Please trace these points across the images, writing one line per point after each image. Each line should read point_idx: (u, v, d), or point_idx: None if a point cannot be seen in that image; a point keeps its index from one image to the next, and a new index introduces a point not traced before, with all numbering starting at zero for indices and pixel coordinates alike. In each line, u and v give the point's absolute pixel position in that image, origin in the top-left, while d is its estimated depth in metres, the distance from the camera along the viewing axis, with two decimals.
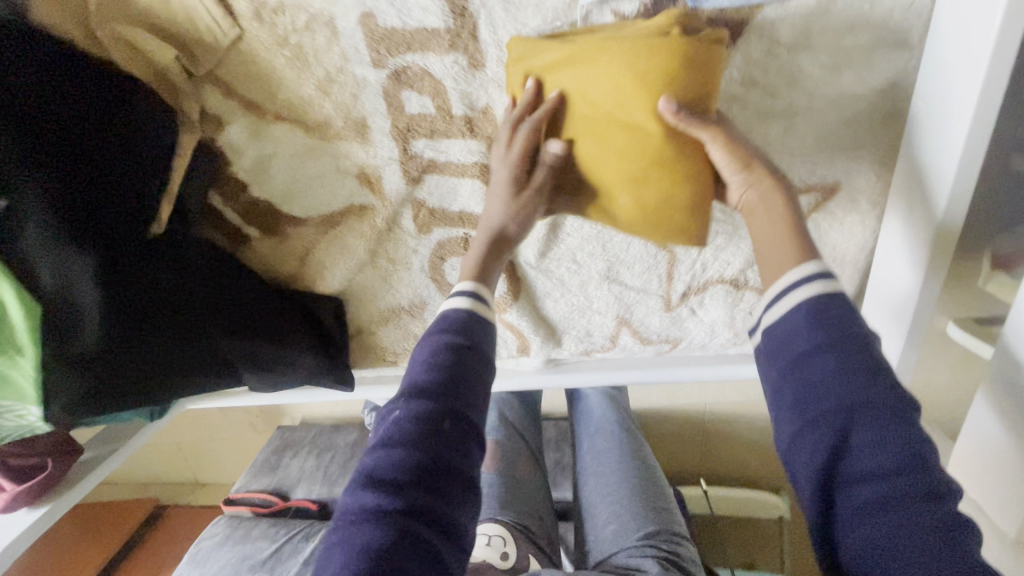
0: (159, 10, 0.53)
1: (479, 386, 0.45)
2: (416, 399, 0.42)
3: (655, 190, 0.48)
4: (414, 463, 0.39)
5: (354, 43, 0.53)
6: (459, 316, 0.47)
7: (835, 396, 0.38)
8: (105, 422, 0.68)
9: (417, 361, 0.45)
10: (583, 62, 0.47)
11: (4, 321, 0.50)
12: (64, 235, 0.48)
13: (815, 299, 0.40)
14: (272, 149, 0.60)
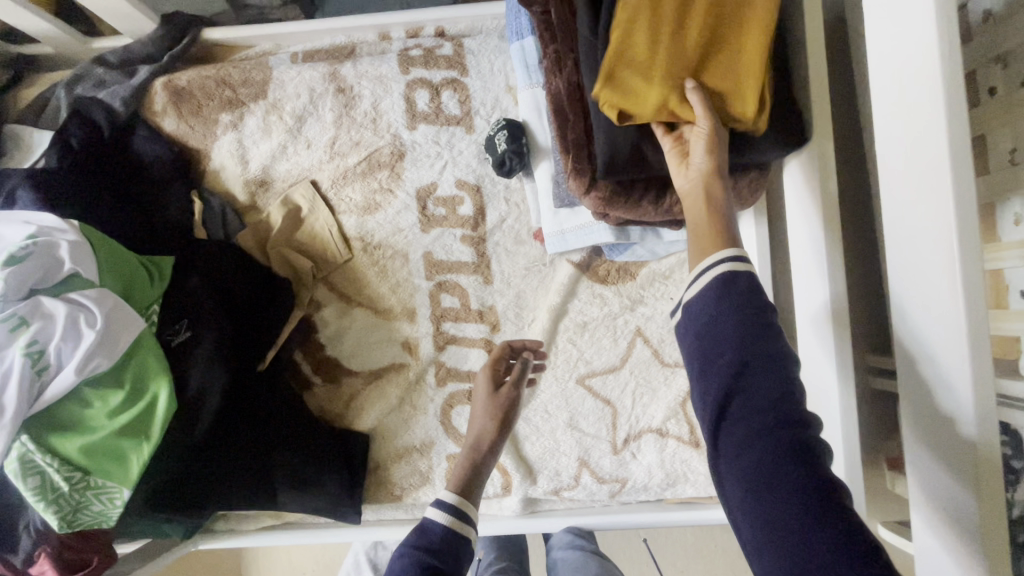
0: (307, 242, 0.92)
1: None
2: None
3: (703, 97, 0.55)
4: None
5: (418, 266, 0.91)
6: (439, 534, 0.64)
7: (729, 352, 0.44)
8: (146, 530, 0.81)
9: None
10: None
11: (150, 412, 0.72)
12: (217, 356, 0.78)
13: (726, 275, 0.46)
14: (349, 322, 0.91)
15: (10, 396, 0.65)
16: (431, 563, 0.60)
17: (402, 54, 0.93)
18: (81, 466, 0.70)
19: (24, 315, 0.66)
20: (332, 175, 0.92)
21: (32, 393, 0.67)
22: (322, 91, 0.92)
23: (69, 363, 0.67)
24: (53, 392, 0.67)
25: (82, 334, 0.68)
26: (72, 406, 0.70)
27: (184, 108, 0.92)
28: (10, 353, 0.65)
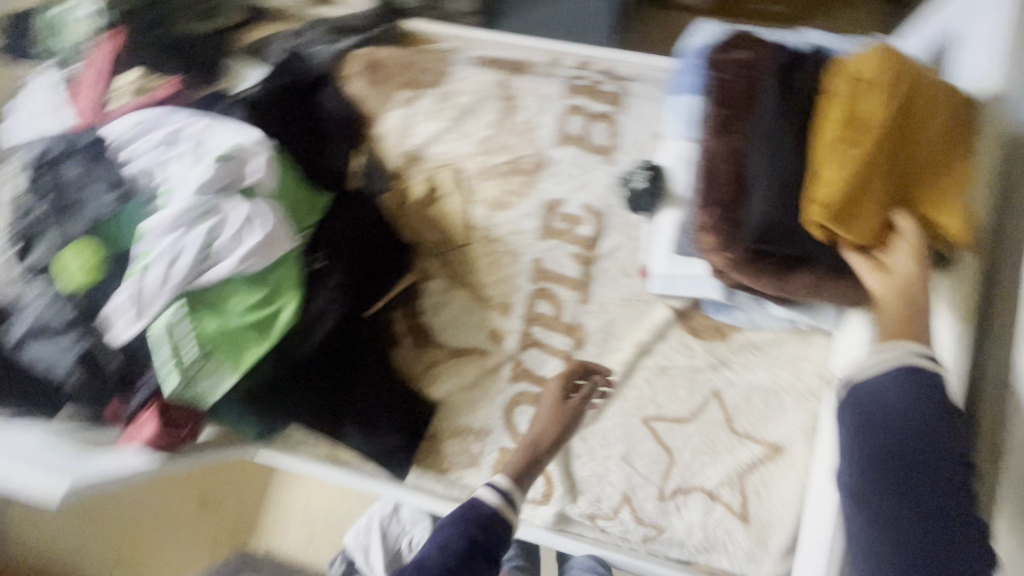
0: (436, 217, 1.00)
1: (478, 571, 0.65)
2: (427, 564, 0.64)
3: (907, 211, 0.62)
4: None
5: (525, 268, 0.98)
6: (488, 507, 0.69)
7: (898, 437, 0.51)
8: (227, 422, 0.89)
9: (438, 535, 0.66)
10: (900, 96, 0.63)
11: (276, 317, 0.82)
12: (341, 291, 0.88)
13: (902, 369, 0.52)
14: (449, 299, 0.98)
15: (181, 269, 0.78)
16: (474, 536, 0.66)
17: (569, 81, 1.02)
18: (206, 346, 0.79)
19: (211, 208, 0.80)
20: (476, 166, 1.01)
21: (195, 273, 0.79)
22: (490, 93, 1.02)
23: (229, 258, 0.79)
24: (209, 277, 0.79)
25: (246, 237, 0.80)
26: (216, 294, 0.81)
27: (371, 78, 1.05)
28: (191, 236, 0.78)
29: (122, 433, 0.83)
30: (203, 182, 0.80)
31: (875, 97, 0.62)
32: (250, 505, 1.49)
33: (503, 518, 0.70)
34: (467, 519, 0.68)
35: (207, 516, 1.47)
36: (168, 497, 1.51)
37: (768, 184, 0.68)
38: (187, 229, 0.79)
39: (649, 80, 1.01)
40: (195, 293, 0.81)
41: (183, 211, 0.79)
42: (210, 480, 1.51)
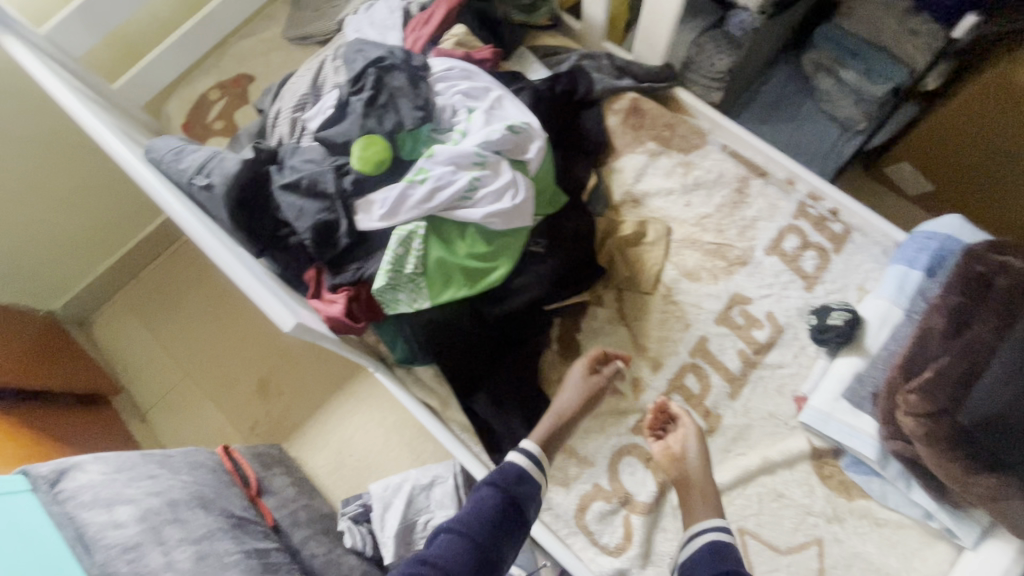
0: (633, 256, 1.07)
1: (514, 523, 0.74)
2: (472, 514, 0.74)
3: None
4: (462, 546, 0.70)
5: (691, 339, 1.02)
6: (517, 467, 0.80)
7: None
8: (387, 335, 0.97)
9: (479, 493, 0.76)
10: None
11: (485, 275, 0.89)
12: (542, 281, 0.92)
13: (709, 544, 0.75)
14: (610, 331, 1.04)
15: (441, 198, 0.87)
16: (509, 495, 0.76)
17: (800, 204, 1.09)
18: (423, 267, 0.87)
19: (488, 164, 0.88)
20: (686, 233, 1.08)
21: (449, 206, 0.88)
22: (727, 181, 1.10)
23: (479, 209, 0.87)
24: (458, 216, 0.88)
25: (502, 200, 0.88)
26: (453, 230, 0.89)
27: (632, 118, 1.15)
28: (463, 176, 0.87)
29: (313, 297, 0.92)
30: (493, 141, 0.89)
31: None
32: (302, 410, 1.56)
33: (528, 478, 0.80)
34: (491, 484, 0.78)
35: (263, 401, 1.58)
36: (242, 366, 1.62)
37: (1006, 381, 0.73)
38: (463, 169, 0.88)
39: (874, 236, 1.06)
40: (439, 220, 0.89)
41: (466, 155, 0.88)
42: (280, 371, 1.60)
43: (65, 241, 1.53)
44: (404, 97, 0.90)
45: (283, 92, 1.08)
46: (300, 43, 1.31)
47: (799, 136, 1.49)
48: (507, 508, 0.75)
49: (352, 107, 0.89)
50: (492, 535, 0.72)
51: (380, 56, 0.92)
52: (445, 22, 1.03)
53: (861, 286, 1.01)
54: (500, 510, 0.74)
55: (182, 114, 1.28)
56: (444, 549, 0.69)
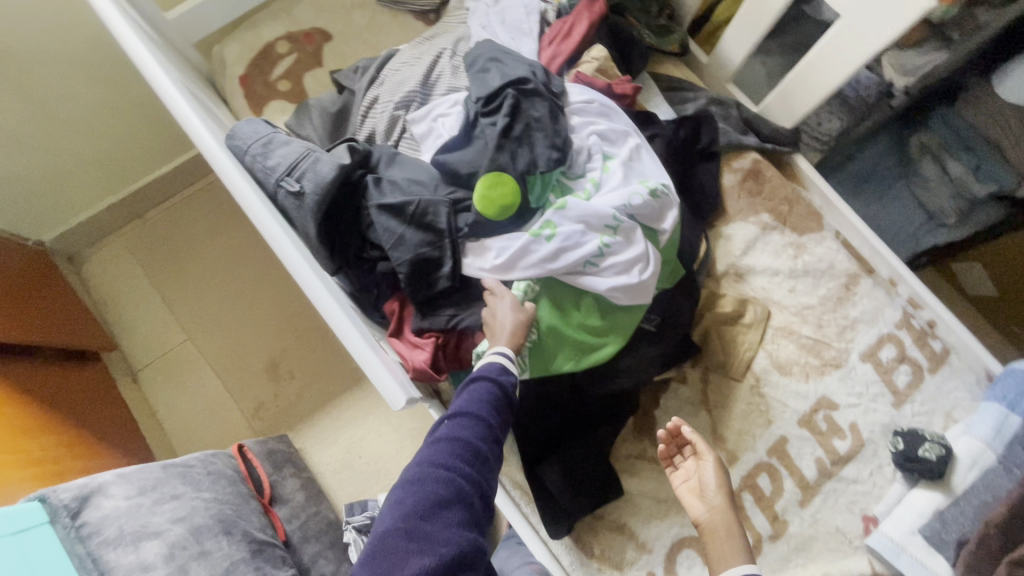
0: (726, 337, 1.00)
1: (507, 417, 0.68)
2: (476, 416, 0.64)
3: None
4: (478, 448, 0.62)
5: (770, 436, 0.97)
6: (504, 362, 0.70)
7: None
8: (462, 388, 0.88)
9: (475, 393, 0.67)
10: None
11: (596, 348, 0.79)
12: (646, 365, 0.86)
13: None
14: (688, 412, 0.98)
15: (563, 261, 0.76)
16: (503, 391, 0.68)
17: (903, 312, 1.04)
18: (534, 336, 0.77)
19: (622, 229, 0.77)
20: (785, 321, 1.01)
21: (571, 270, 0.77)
22: (836, 272, 1.03)
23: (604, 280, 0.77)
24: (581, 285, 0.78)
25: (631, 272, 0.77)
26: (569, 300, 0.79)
27: (750, 182, 1.05)
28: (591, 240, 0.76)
29: (395, 338, 0.82)
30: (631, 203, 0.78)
31: None
32: (314, 400, 1.46)
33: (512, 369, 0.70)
34: (480, 376, 0.69)
35: (271, 382, 1.46)
36: (253, 338, 1.49)
37: None
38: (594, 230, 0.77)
39: (968, 364, 1.03)
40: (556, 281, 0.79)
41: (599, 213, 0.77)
42: (296, 351, 1.48)
43: (73, 167, 1.34)
44: (542, 129, 0.77)
45: (381, 78, 0.93)
46: (391, 7, 1.14)
47: (883, 216, 1.43)
48: (501, 400, 0.68)
49: (483, 133, 0.78)
50: (497, 427, 0.65)
51: (522, 78, 0.79)
52: (585, 40, 0.90)
53: (949, 413, 0.98)
54: (495, 401, 0.67)
55: (242, 63, 1.10)
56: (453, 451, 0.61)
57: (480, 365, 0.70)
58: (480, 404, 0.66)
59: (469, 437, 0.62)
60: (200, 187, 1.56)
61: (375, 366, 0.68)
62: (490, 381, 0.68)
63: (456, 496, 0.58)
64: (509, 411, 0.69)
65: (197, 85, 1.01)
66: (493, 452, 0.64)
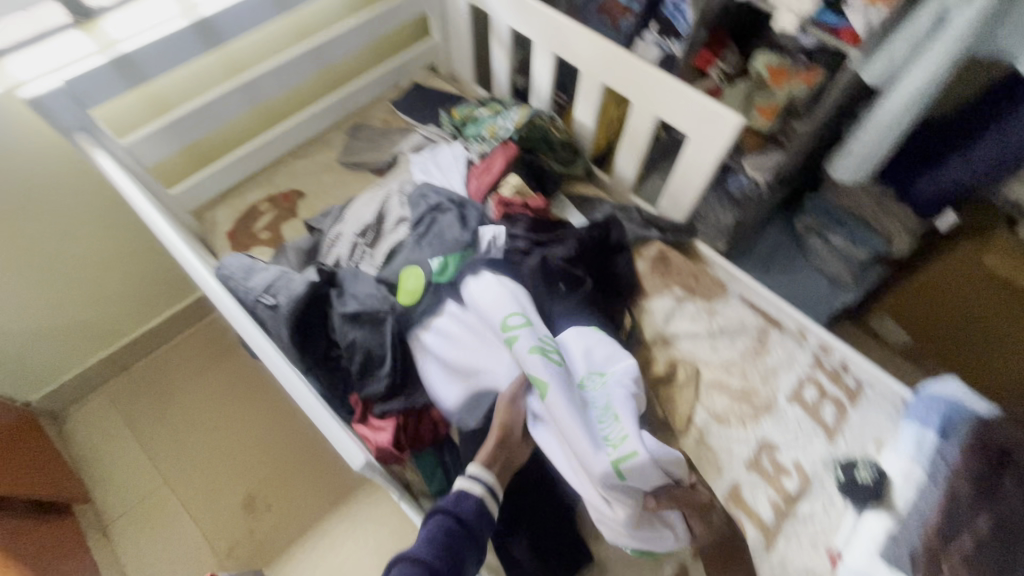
0: (665, 398, 1.11)
1: (461, 553, 0.72)
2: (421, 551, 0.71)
3: None
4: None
5: (722, 484, 1.03)
6: (461, 496, 0.77)
7: None
8: (428, 469, 0.94)
9: (427, 528, 0.74)
10: None
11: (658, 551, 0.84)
12: None
13: None
14: None
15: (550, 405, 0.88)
16: (456, 525, 0.74)
17: (814, 356, 1.18)
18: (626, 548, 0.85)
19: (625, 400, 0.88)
20: (714, 376, 1.14)
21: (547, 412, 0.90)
22: (748, 329, 1.19)
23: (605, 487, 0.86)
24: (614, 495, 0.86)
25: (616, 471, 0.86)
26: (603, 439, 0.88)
27: (659, 265, 1.26)
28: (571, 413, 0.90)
29: (361, 424, 0.91)
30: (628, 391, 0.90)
31: None
32: (291, 532, 1.44)
33: (484, 499, 0.78)
34: (438, 509, 0.76)
35: (248, 519, 1.45)
36: (232, 475, 1.51)
37: None
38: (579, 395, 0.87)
39: (883, 394, 1.14)
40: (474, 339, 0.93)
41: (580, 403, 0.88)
42: (274, 483, 1.50)
43: (76, 328, 1.46)
44: (450, 231, 1.00)
45: (344, 216, 1.15)
46: (353, 168, 1.42)
47: (794, 285, 1.64)
48: (455, 532, 0.73)
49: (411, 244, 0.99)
50: (446, 556, 0.70)
51: (440, 207, 1.04)
52: (502, 171, 1.15)
53: (879, 440, 1.07)
54: (458, 534, 0.73)
55: (230, 222, 1.33)
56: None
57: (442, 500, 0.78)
58: (429, 537, 0.72)
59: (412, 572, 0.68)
60: (186, 336, 1.71)
61: (336, 432, 0.73)
62: (441, 515, 0.75)
63: None
64: (462, 544, 0.73)
65: (193, 241, 1.22)
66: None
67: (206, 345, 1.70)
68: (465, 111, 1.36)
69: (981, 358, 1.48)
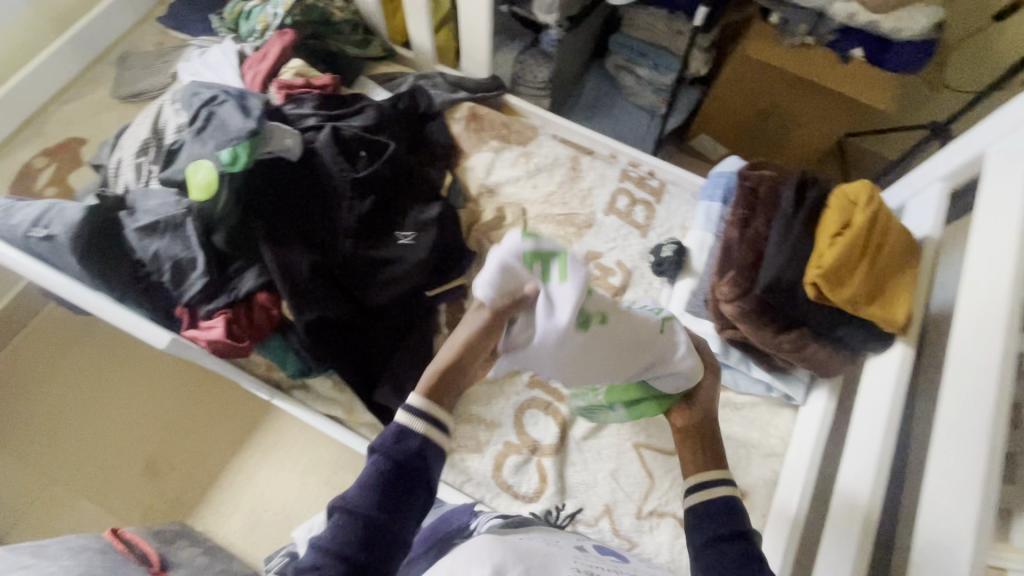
0: (497, 239, 1.19)
1: (406, 497, 0.68)
2: (355, 504, 0.67)
3: (855, 270, 0.83)
4: (356, 533, 0.65)
5: None
6: (401, 434, 0.71)
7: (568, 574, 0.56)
8: (275, 354, 0.98)
9: (363, 475, 0.69)
10: (873, 196, 0.86)
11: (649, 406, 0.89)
12: (418, 266, 0.99)
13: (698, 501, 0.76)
14: None
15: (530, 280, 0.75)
16: (392, 467, 0.68)
17: (623, 171, 1.30)
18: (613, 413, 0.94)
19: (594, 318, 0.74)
20: (538, 210, 1.23)
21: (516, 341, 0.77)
22: (561, 162, 1.29)
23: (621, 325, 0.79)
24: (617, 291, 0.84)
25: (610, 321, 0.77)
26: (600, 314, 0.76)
27: (472, 123, 1.30)
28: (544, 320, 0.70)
29: (190, 329, 0.92)
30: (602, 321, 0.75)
31: (860, 209, 0.85)
32: (202, 480, 1.44)
33: (428, 434, 0.71)
34: (377, 449, 0.71)
35: (153, 483, 1.43)
36: (123, 451, 1.46)
37: (778, 242, 0.91)
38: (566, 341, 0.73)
39: (685, 187, 1.29)
40: (276, 217, 0.93)
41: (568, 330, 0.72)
42: (169, 443, 1.47)
43: None
44: (230, 117, 0.92)
45: (121, 143, 1.07)
46: (132, 100, 1.30)
47: (619, 125, 1.76)
48: (393, 476, 0.68)
49: (185, 140, 0.93)
50: (382, 505, 0.66)
51: (212, 97, 0.97)
52: (281, 58, 1.11)
53: (682, 225, 1.23)
54: (398, 480, 0.68)
55: (2, 186, 1.19)
56: (335, 536, 0.65)
57: (378, 438, 0.72)
58: (363, 485, 0.68)
59: (349, 527, 0.65)
60: (22, 336, 1.56)
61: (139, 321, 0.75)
62: (378, 457, 0.69)
63: None
64: (406, 487, 0.68)
65: None
66: (380, 535, 0.65)
67: (50, 338, 1.57)
68: (234, 8, 1.27)
69: (778, 148, 1.69)
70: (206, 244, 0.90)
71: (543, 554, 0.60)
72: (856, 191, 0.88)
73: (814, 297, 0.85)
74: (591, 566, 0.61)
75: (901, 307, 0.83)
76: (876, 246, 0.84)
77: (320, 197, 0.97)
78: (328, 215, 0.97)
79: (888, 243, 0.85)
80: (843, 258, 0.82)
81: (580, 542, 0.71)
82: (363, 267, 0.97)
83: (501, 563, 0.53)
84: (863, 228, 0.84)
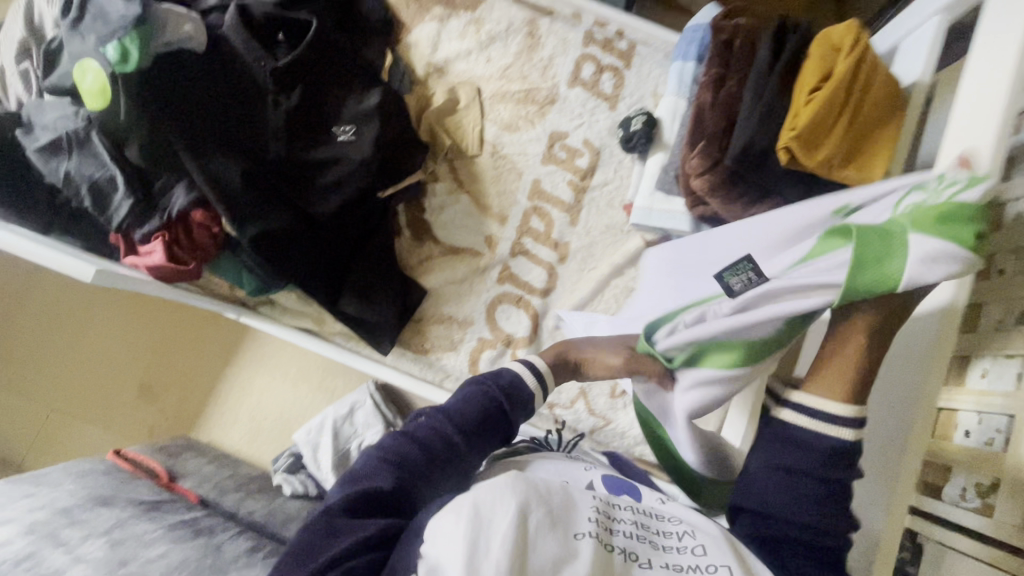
0: (452, 128, 1.09)
1: (491, 439, 0.55)
2: (439, 421, 0.54)
3: (834, 127, 0.76)
4: (431, 453, 0.52)
5: (525, 184, 1.08)
6: (512, 379, 0.59)
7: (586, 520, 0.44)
8: (230, 273, 0.93)
9: (459, 394, 0.56)
10: (858, 36, 0.77)
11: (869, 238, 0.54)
12: (365, 164, 0.91)
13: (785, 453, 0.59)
14: (452, 203, 1.07)
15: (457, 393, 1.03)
16: (492, 405, 0.55)
17: (587, 32, 1.14)
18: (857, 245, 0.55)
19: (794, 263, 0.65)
20: (495, 88, 1.11)
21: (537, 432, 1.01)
22: (516, 28, 1.13)
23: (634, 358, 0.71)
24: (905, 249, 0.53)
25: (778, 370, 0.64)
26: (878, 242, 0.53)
27: None
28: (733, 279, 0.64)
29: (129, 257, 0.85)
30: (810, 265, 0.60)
31: (841, 55, 0.76)
32: (197, 397, 1.47)
33: (530, 394, 0.59)
34: (485, 380, 0.58)
35: (149, 402, 1.46)
36: (113, 376, 1.47)
37: (752, 101, 0.81)
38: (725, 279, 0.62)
39: None
40: (193, 118, 0.80)
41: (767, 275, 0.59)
42: (156, 364, 1.48)
43: None
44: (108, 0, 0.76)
45: None
46: None
47: None
48: (489, 415, 0.55)
49: (63, 36, 0.78)
50: (468, 438, 0.53)
51: None
52: None
53: (655, 93, 1.12)
54: (490, 414, 0.55)
55: None
56: (405, 435, 0.53)
57: (490, 372, 0.59)
58: (455, 405, 0.55)
59: (427, 441, 0.53)
60: None
61: None
62: (482, 388, 0.57)
63: (369, 507, 0.49)
64: (494, 434, 0.55)
65: None
66: (451, 471, 0.53)
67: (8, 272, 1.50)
68: None
69: None
70: (120, 159, 0.80)
71: (561, 486, 0.48)
72: (838, 33, 0.78)
73: (789, 163, 0.79)
74: (608, 503, 0.50)
75: (879, 164, 0.78)
76: (856, 98, 0.76)
77: (242, 91, 0.85)
78: (255, 111, 0.86)
79: (868, 94, 0.77)
80: (822, 114, 0.75)
81: (588, 473, 0.59)
82: (304, 171, 0.89)
83: (522, 506, 0.43)
84: (845, 76, 0.75)
